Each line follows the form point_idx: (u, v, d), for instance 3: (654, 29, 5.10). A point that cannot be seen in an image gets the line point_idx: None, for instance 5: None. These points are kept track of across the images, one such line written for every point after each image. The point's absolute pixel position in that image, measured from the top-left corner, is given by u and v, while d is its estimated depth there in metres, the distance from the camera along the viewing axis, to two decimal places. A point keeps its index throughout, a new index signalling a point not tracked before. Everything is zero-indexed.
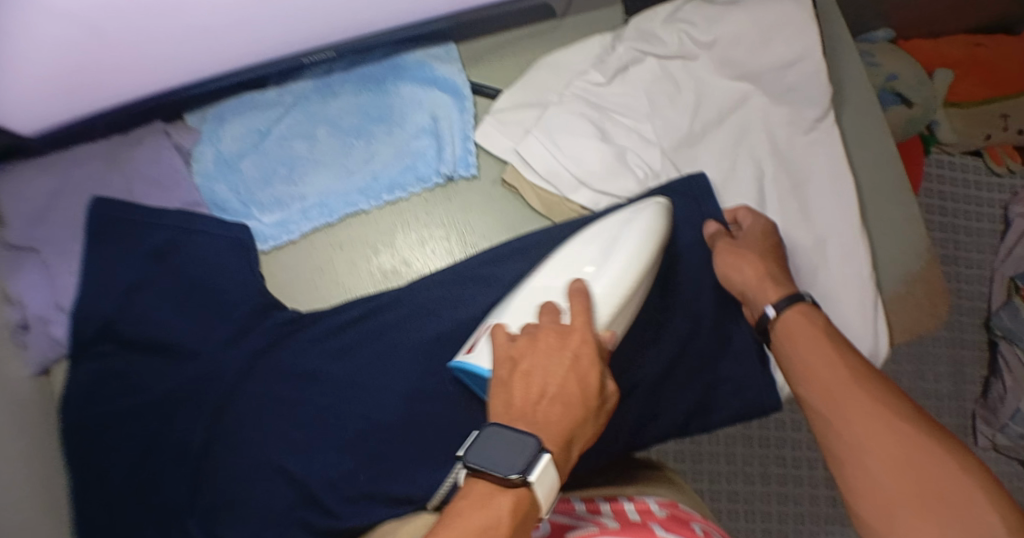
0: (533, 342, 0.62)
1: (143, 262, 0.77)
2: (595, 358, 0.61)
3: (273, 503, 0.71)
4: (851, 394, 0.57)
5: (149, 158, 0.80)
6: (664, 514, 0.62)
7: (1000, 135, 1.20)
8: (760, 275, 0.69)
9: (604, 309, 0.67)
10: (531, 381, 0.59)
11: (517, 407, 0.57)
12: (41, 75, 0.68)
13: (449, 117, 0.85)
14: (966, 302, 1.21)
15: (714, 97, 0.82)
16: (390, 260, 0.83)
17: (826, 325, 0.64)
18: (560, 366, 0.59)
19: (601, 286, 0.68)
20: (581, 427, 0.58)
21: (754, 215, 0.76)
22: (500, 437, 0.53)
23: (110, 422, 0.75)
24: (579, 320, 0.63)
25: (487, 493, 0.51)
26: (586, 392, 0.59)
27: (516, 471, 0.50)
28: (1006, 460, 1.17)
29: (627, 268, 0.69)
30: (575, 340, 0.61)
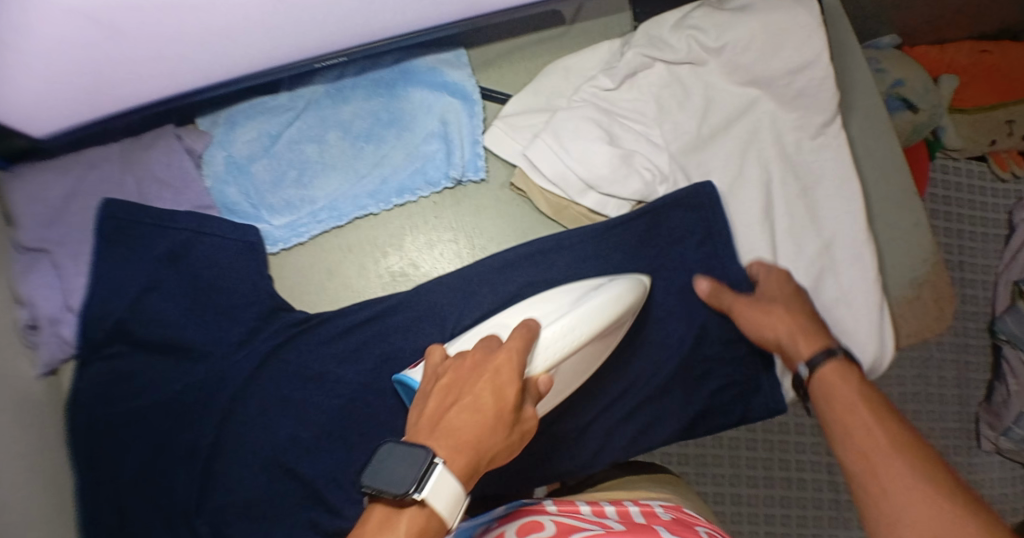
0: (459, 360, 0.59)
1: (153, 264, 0.77)
2: (515, 376, 0.57)
3: (283, 499, 0.75)
4: (894, 464, 0.57)
5: (162, 162, 0.80)
6: (669, 518, 0.63)
7: (1005, 141, 1.20)
8: (793, 325, 0.72)
9: (545, 355, 0.66)
10: (446, 394, 0.56)
11: (424, 419, 0.55)
12: (65, 81, 0.70)
13: (458, 121, 0.85)
14: (971, 307, 1.21)
15: (722, 103, 0.82)
16: (399, 262, 0.84)
17: (861, 382, 0.66)
18: (476, 381, 0.56)
19: (551, 331, 0.67)
20: (484, 447, 0.52)
21: (766, 266, 0.78)
22: (397, 451, 0.50)
23: (119, 423, 0.75)
24: (509, 343, 0.60)
25: (384, 517, 0.50)
26: (499, 405, 0.54)
27: (407, 487, 0.48)
28: (1009, 465, 1.17)
29: (583, 319, 0.68)
30: (499, 358, 0.58)
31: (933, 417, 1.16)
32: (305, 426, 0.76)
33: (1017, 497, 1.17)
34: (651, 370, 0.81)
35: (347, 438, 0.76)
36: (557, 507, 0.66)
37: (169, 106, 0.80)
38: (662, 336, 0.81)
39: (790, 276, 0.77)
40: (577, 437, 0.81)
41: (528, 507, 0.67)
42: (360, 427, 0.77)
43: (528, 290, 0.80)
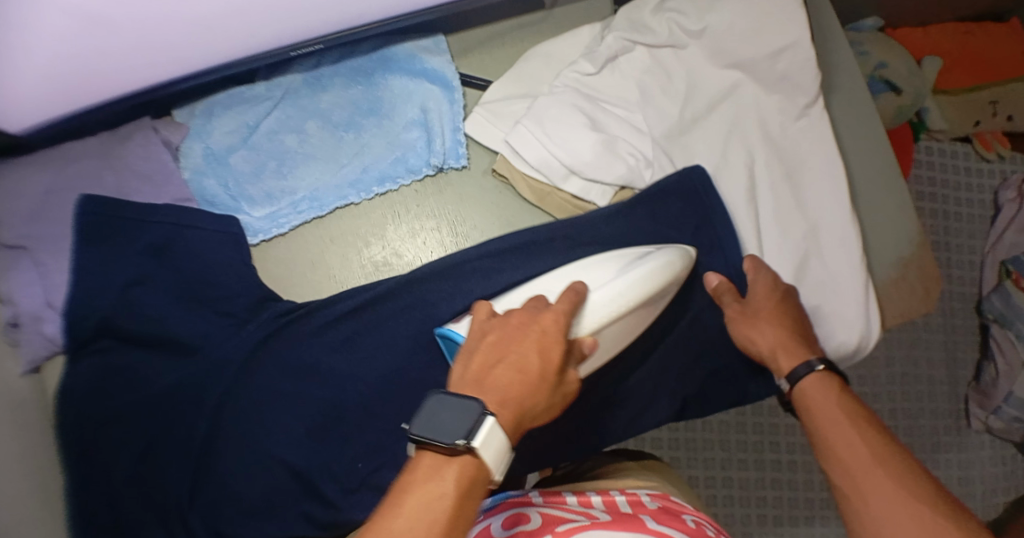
0: (504, 319, 0.59)
1: (137, 258, 0.76)
2: (561, 338, 0.58)
3: (275, 493, 0.74)
4: (871, 481, 0.58)
5: (141, 155, 0.80)
6: (655, 506, 0.63)
7: (989, 122, 1.21)
8: (779, 342, 0.70)
9: (593, 317, 0.67)
10: (492, 350, 0.56)
11: (471, 372, 0.55)
12: (40, 67, 0.69)
13: (439, 108, 0.85)
14: (959, 288, 1.21)
15: (705, 85, 0.82)
16: (382, 252, 0.83)
17: (844, 394, 0.64)
18: (524, 340, 0.56)
19: (599, 295, 0.68)
20: (529, 403, 0.54)
21: (758, 268, 0.75)
22: (446, 403, 0.50)
23: (107, 419, 0.75)
24: (555, 305, 0.61)
25: (433, 465, 0.49)
26: (546, 366, 0.55)
27: (461, 436, 0.48)
28: (999, 444, 1.18)
29: (627, 287, 0.69)
30: (546, 319, 0.59)
31: (923, 397, 1.16)
32: (294, 418, 0.75)
33: (1009, 475, 1.17)
34: (641, 354, 0.81)
35: (337, 429, 0.75)
36: (543, 499, 0.66)
37: (146, 100, 0.78)
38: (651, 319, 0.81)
39: (784, 281, 0.75)
40: (568, 425, 0.80)
41: (516, 498, 0.67)
42: (349, 418, 0.76)
43: (521, 276, 0.78)
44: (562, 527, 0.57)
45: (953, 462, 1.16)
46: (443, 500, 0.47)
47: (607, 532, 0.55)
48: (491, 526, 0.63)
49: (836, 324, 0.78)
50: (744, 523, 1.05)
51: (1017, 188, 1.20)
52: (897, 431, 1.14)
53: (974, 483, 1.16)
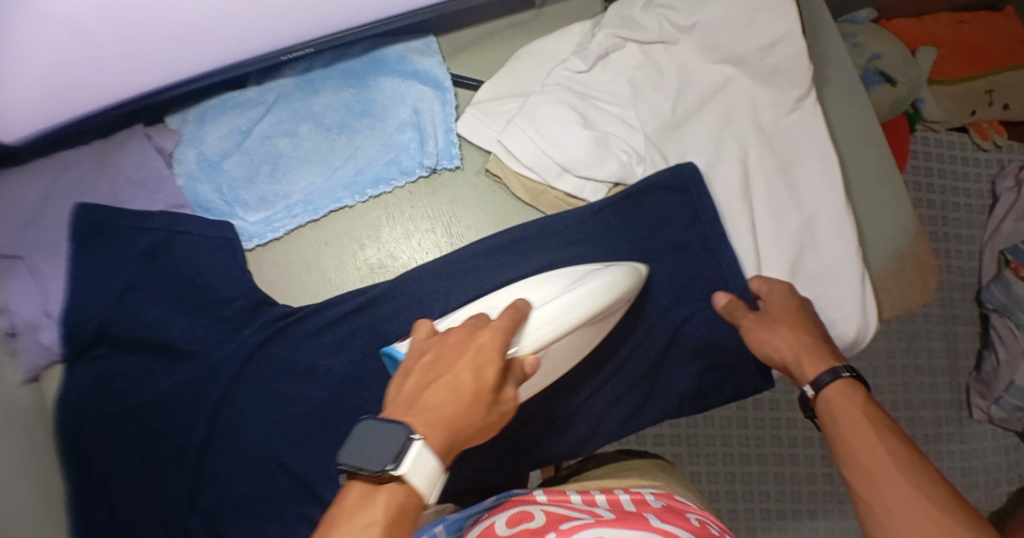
0: (442, 337, 0.58)
1: (132, 264, 0.77)
2: (498, 356, 0.56)
3: (275, 495, 0.74)
4: (888, 482, 0.58)
5: (135, 161, 0.80)
6: (660, 505, 0.63)
7: (985, 111, 1.20)
8: (801, 348, 0.68)
9: (534, 337, 0.62)
10: (427, 371, 0.55)
11: (404, 394, 0.54)
12: (33, 82, 0.69)
13: (431, 109, 0.85)
14: (958, 278, 1.21)
15: (697, 81, 0.82)
16: (377, 254, 0.83)
17: (866, 400, 0.64)
18: (458, 359, 0.55)
19: (542, 313, 0.64)
20: (460, 427, 0.52)
21: (766, 282, 0.76)
22: (373, 428, 0.50)
23: (105, 426, 0.75)
24: (494, 322, 0.58)
25: (363, 494, 0.49)
26: (478, 386, 0.53)
27: (387, 462, 0.48)
28: (1002, 434, 1.17)
29: (576, 301, 0.66)
30: (483, 336, 0.56)
31: (923, 388, 1.16)
32: (292, 421, 0.75)
33: (1012, 464, 1.17)
34: (638, 351, 0.81)
35: (336, 432, 0.75)
36: (547, 497, 0.66)
37: (140, 107, 0.78)
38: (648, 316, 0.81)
39: (794, 289, 0.75)
40: (566, 422, 0.81)
41: (519, 497, 0.67)
42: (348, 419, 0.76)
43: (514, 275, 0.78)
44: (566, 525, 0.57)
45: (955, 453, 1.16)
46: (371, 529, 0.47)
47: (612, 531, 0.55)
48: (494, 524, 0.62)
49: (833, 317, 0.78)
50: (747, 518, 1.05)
51: (1014, 177, 1.20)
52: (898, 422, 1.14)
53: (977, 473, 1.16)
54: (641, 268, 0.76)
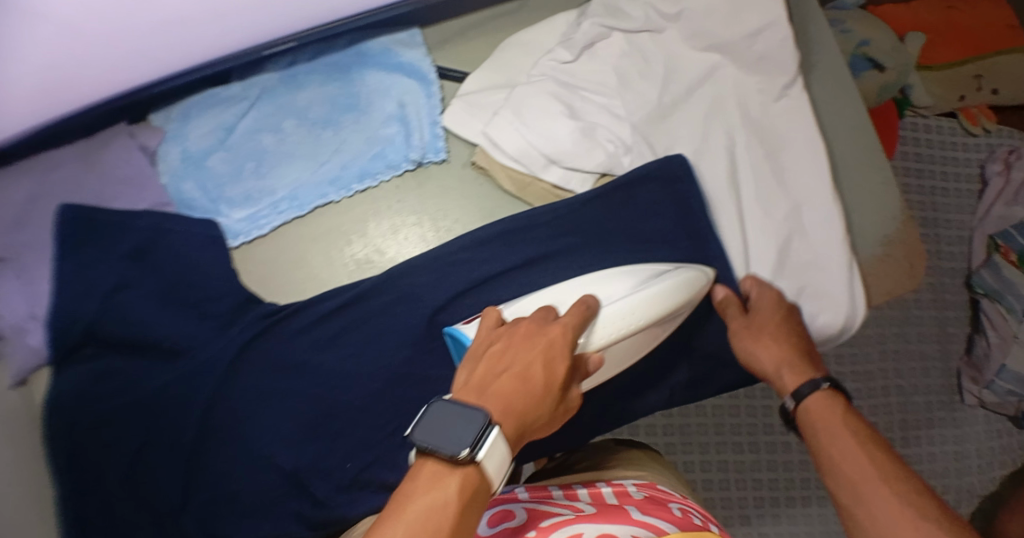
0: (511, 328, 0.59)
1: (117, 264, 0.76)
2: (568, 351, 0.57)
3: (266, 493, 0.74)
4: (874, 490, 0.59)
5: (119, 161, 0.79)
6: (641, 496, 0.63)
7: (974, 95, 1.21)
8: (782, 361, 0.71)
9: (602, 333, 0.66)
10: (498, 358, 0.56)
11: (475, 379, 0.54)
12: (26, 87, 0.69)
13: (416, 102, 0.84)
14: (948, 263, 1.21)
15: (684, 69, 0.81)
16: (364, 249, 0.83)
17: (846, 411, 0.66)
18: (530, 350, 0.56)
19: (610, 310, 0.67)
20: (528, 415, 0.53)
21: (759, 284, 0.77)
22: (450, 410, 0.50)
23: (96, 427, 0.74)
24: (564, 318, 0.61)
25: (434, 475, 0.48)
26: (550, 380, 0.55)
27: (465, 447, 0.48)
28: (994, 418, 1.18)
29: (638, 306, 0.68)
30: (554, 330, 0.58)
31: (916, 373, 1.16)
32: (283, 418, 0.75)
33: (1004, 448, 1.18)
34: None
35: (327, 428, 0.75)
36: (529, 494, 0.67)
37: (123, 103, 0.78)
38: None
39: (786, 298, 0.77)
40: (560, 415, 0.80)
41: (502, 495, 0.68)
42: (339, 414, 0.75)
43: (504, 267, 0.78)
44: (547, 522, 0.58)
45: (948, 437, 1.16)
46: (447, 509, 0.46)
47: (594, 527, 0.55)
48: (477, 524, 0.63)
49: (822, 305, 0.79)
50: (741, 506, 1.05)
51: (1004, 162, 1.21)
52: (890, 407, 1.15)
53: (969, 457, 1.16)
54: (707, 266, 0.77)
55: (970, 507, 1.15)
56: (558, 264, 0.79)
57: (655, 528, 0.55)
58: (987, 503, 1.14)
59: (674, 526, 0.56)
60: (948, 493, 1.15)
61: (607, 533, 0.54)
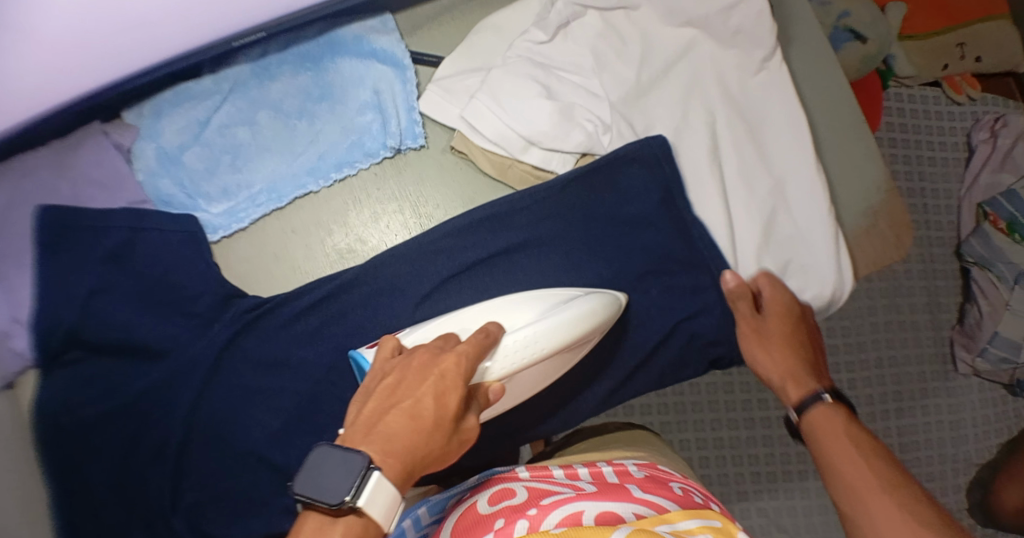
0: (406, 360, 0.57)
1: (96, 265, 0.75)
2: (462, 381, 0.55)
3: (258, 489, 0.74)
4: (873, 495, 0.62)
5: (94, 161, 0.78)
6: (642, 475, 0.65)
7: (957, 64, 1.20)
8: (782, 369, 0.75)
9: (501, 363, 0.64)
10: (389, 394, 0.54)
11: (361, 419, 0.53)
12: (18, 111, 0.71)
13: (391, 89, 0.83)
14: (936, 232, 1.21)
15: (661, 45, 0.81)
16: (346, 239, 0.82)
17: (852, 425, 0.69)
18: (421, 384, 0.54)
19: (513, 340, 0.65)
20: (414, 453, 0.52)
21: (771, 281, 0.76)
22: (328, 457, 0.49)
23: (82, 430, 0.74)
24: (460, 346, 0.58)
25: (319, 524, 0.49)
26: (440, 414, 0.53)
27: (343, 496, 0.47)
28: (988, 385, 1.18)
29: (547, 336, 0.66)
30: (446, 361, 0.56)
31: (907, 343, 1.16)
32: (271, 414, 0.75)
33: (998, 415, 1.18)
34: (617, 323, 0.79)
35: (315, 422, 0.75)
36: (529, 473, 0.66)
37: (93, 104, 0.76)
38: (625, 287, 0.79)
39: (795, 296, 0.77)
40: (551, 399, 0.80)
41: (502, 474, 0.66)
42: (327, 407, 0.75)
43: (486, 253, 0.77)
44: (548, 500, 0.57)
45: (943, 407, 1.16)
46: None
47: (594, 504, 0.56)
48: (476, 504, 0.62)
49: (808, 277, 0.79)
50: (737, 481, 1.06)
51: (990, 129, 1.22)
52: (883, 379, 1.15)
53: (965, 425, 1.17)
54: (619, 297, 0.74)
55: (968, 475, 1.15)
56: (541, 247, 0.78)
57: (657, 506, 0.57)
58: (985, 471, 1.15)
59: (676, 504, 0.58)
60: (946, 462, 1.15)
61: (608, 511, 0.55)
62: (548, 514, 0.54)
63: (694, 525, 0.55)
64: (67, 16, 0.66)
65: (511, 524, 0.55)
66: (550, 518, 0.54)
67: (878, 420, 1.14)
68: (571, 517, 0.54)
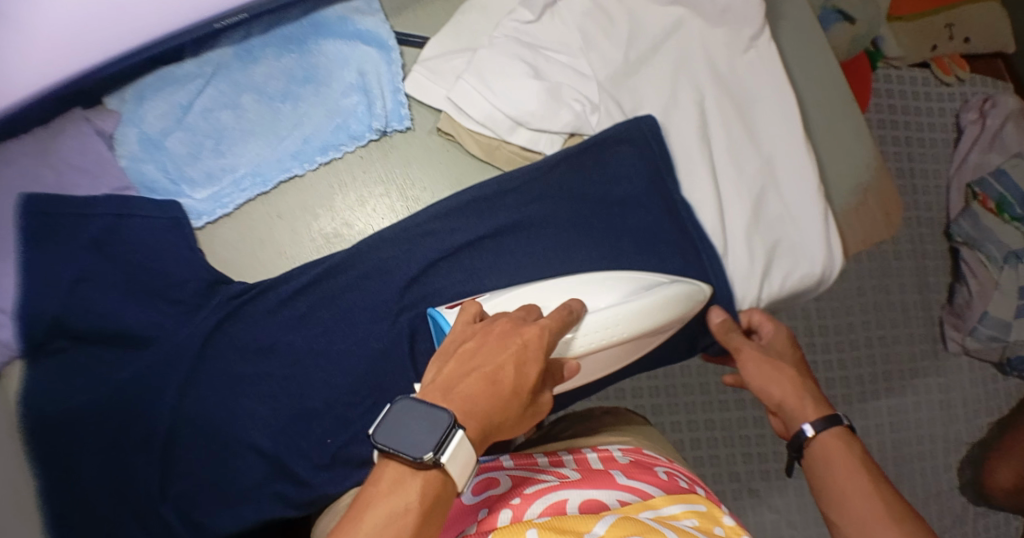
0: (486, 326, 0.58)
1: (79, 253, 0.74)
2: (542, 354, 0.56)
3: (247, 475, 0.73)
4: (877, 526, 0.63)
5: (76, 148, 0.77)
6: (626, 461, 0.65)
7: (946, 45, 1.22)
8: (796, 389, 0.71)
9: (584, 341, 0.66)
10: (467, 357, 0.55)
11: (441, 378, 0.54)
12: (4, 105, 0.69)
13: (376, 70, 0.83)
14: (926, 213, 1.21)
15: (649, 23, 0.80)
16: (332, 223, 0.81)
17: (860, 453, 0.68)
18: (502, 351, 0.55)
19: (597, 318, 0.67)
20: (491, 417, 0.53)
21: (771, 322, 0.76)
22: (412, 412, 0.50)
23: (69, 421, 0.73)
24: (543, 319, 0.59)
25: (396, 478, 0.49)
26: (520, 383, 0.54)
27: (429, 450, 0.48)
28: (978, 365, 1.19)
29: (627, 317, 0.68)
30: (529, 331, 0.57)
31: (897, 324, 1.17)
32: (259, 401, 0.74)
33: (988, 394, 1.19)
34: None
35: (304, 407, 0.74)
36: (513, 462, 0.66)
37: (74, 91, 0.74)
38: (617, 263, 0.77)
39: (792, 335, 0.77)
40: None
41: (487, 464, 0.67)
42: (315, 392, 0.74)
43: (474, 236, 0.76)
44: (531, 489, 0.58)
45: (933, 386, 1.17)
46: (408, 516, 0.47)
47: (577, 493, 0.57)
48: (460, 494, 0.62)
49: (797, 255, 0.78)
50: (729, 463, 1.06)
51: (978, 110, 1.22)
52: (873, 359, 1.15)
53: (956, 406, 1.17)
54: (700, 289, 0.74)
55: (958, 454, 1.16)
56: (530, 229, 0.78)
57: (641, 493, 0.58)
58: (975, 450, 1.16)
59: (660, 490, 0.59)
60: (937, 442, 1.15)
61: (591, 499, 0.56)
62: (531, 504, 0.55)
63: (678, 511, 0.56)
64: (66, 10, 0.67)
65: (495, 513, 0.55)
66: (533, 509, 0.54)
67: (869, 400, 1.14)
68: (554, 507, 0.54)
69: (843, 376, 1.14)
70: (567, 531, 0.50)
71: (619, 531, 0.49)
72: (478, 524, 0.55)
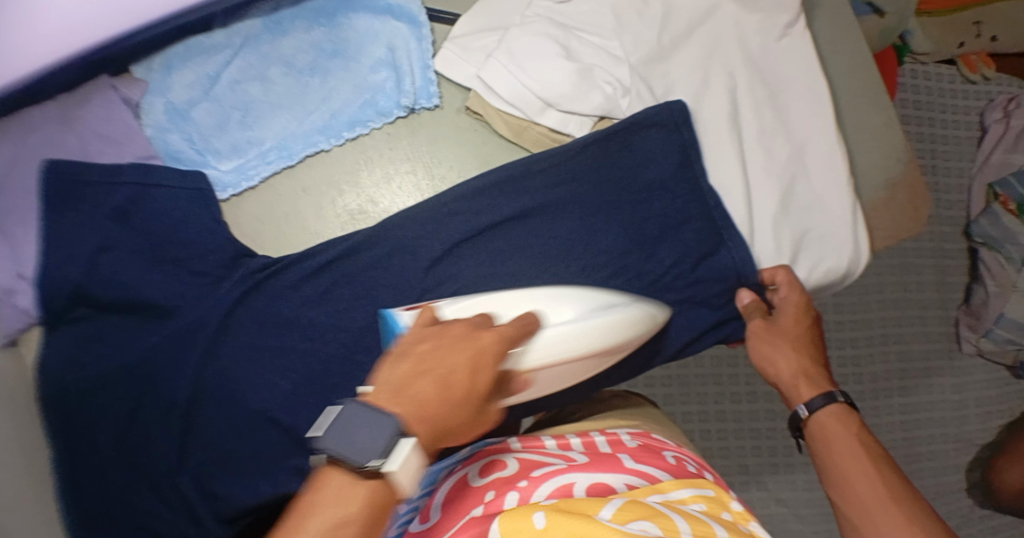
0: (442, 330, 0.56)
1: (101, 223, 0.74)
2: (496, 360, 0.56)
3: (267, 449, 0.73)
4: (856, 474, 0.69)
5: (102, 117, 0.76)
6: (635, 445, 0.65)
7: (973, 43, 1.17)
8: (793, 369, 0.75)
9: (539, 352, 0.64)
10: (421, 358, 0.54)
11: (393, 378, 0.53)
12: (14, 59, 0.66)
13: (406, 46, 0.82)
14: (947, 212, 1.20)
15: (683, 7, 0.79)
16: (357, 200, 0.81)
17: (848, 418, 0.72)
18: (456, 354, 0.54)
19: (554, 331, 0.65)
20: (439, 422, 0.52)
21: (790, 291, 0.75)
22: (360, 416, 0.49)
23: (89, 388, 0.73)
24: (499, 327, 0.58)
25: (340, 483, 0.49)
26: (470, 390, 0.53)
27: (372, 458, 0.47)
28: (991, 366, 1.18)
29: (586, 329, 0.66)
30: (486, 337, 0.56)
31: (913, 322, 1.16)
32: (279, 375, 0.74)
33: (1001, 396, 1.18)
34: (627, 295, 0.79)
35: (323, 383, 0.74)
36: (522, 444, 0.66)
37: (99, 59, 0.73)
38: (643, 251, 0.77)
39: (811, 303, 0.76)
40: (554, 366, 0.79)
41: (493, 445, 0.67)
42: (335, 368, 0.74)
43: (499, 218, 0.76)
44: (538, 472, 0.58)
45: (947, 385, 1.16)
46: (348, 527, 0.47)
47: (586, 476, 0.57)
48: (466, 475, 0.62)
49: (825, 246, 0.78)
50: (740, 454, 1.06)
51: (1003, 110, 1.19)
52: (889, 356, 1.15)
53: (968, 405, 1.17)
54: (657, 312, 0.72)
55: (968, 453, 1.15)
56: (555, 213, 0.77)
57: (649, 477, 0.58)
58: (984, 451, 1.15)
59: (668, 474, 0.59)
60: (948, 440, 1.15)
61: (600, 482, 0.56)
62: (539, 486, 0.56)
63: (687, 495, 0.56)
64: None
65: (501, 495, 0.55)
66: (540, 491, 0.55)
67: (881, 398, 1.14)
68: (561, 489, 0.55)
69: (856, 372, 1.13)
70: (573, 512, 0.49)
71: (626, 515, 0.50)
72: (484, 506, 0.55)
